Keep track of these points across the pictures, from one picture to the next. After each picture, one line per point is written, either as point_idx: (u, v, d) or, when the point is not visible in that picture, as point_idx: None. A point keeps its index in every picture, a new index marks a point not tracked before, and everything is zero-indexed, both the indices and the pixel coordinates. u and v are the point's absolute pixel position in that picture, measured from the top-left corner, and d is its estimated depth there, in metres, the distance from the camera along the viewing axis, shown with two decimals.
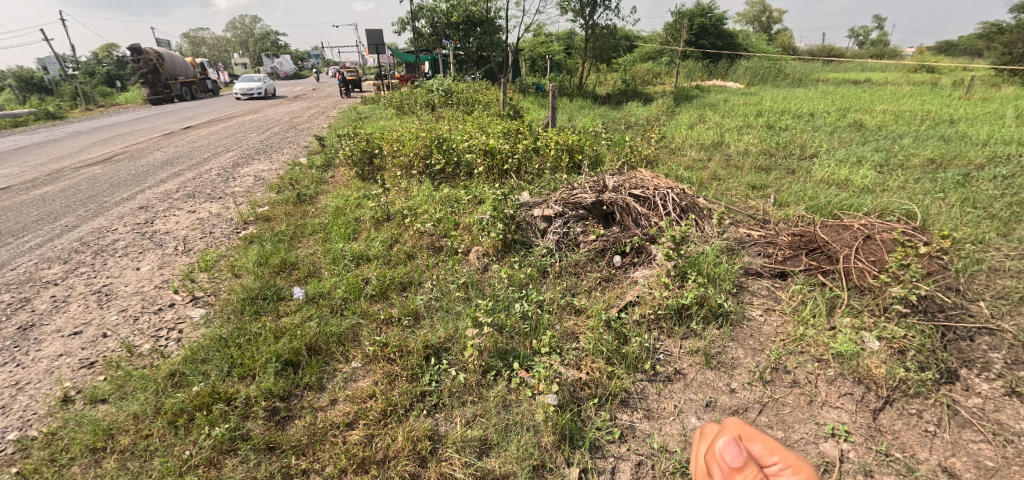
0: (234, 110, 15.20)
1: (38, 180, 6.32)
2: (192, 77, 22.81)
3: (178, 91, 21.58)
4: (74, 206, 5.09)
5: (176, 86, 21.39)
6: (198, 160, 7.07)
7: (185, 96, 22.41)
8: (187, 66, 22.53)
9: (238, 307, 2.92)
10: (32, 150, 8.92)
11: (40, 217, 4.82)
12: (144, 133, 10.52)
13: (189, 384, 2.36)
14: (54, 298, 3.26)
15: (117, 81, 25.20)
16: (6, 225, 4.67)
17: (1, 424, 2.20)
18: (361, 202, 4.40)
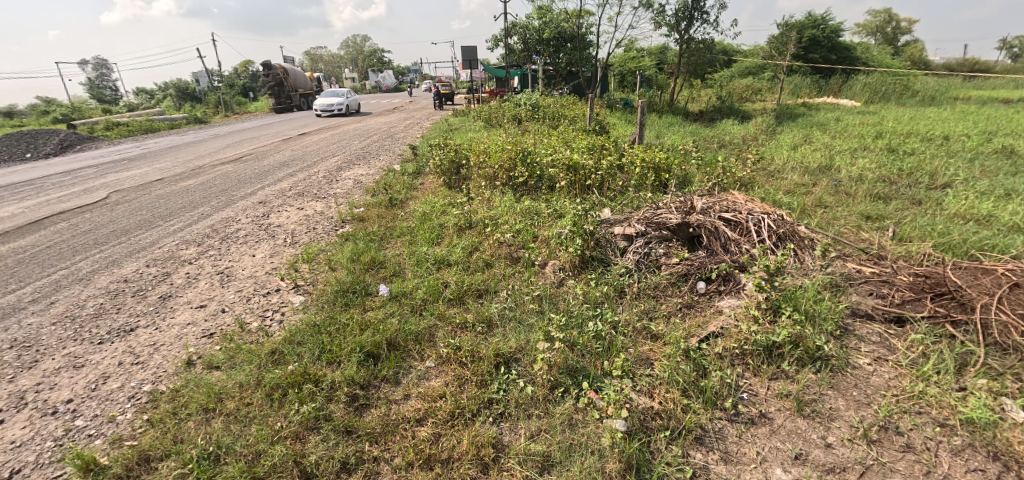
0: (341, 119, 16.86)
1: (187, 174, 7.52)
2: (309, 89, 25.79)
3: (298, 101, 24.51)
4: (209, 198, 5.95)
5: (297, 98, 24.37)
6: (309, 163, 7.93)
7: (303, 106, 25.39)
8: (306, 80, 25.53)
9: (332, 297, 3.20)
10: (185, 149, 10.66)
11: (183, 206, 5.70)
12: (268, 138, 12.08)
13: (285, 363, 2.62)
14: (188, 274, 3.84)
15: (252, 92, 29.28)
16: (158, 210, 5.59)
17: (141, 376, 2.62)
18: (446, 209, 4.63)
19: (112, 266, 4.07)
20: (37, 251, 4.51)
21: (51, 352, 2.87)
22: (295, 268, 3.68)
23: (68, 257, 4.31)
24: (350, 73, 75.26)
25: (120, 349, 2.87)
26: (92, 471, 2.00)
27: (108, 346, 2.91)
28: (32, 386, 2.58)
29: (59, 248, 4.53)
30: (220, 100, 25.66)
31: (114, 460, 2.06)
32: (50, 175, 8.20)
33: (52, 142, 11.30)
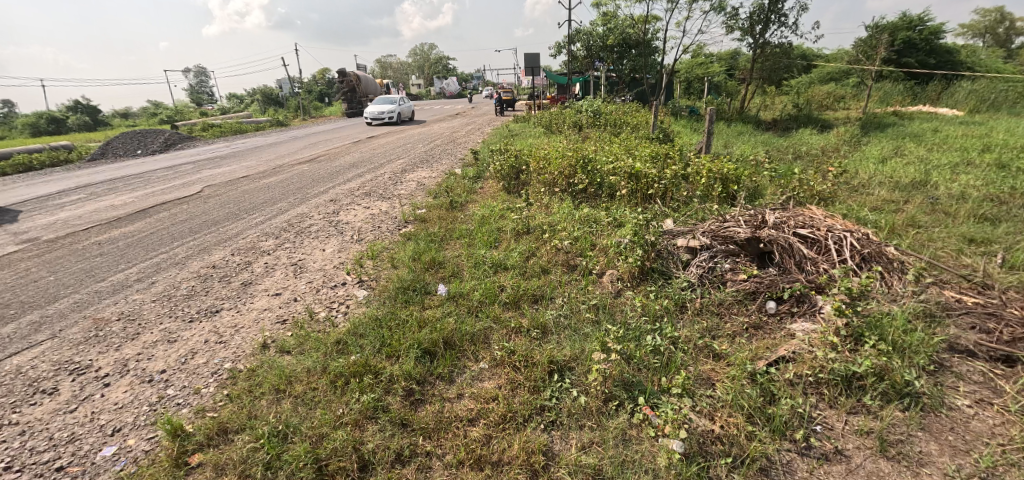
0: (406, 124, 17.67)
1: (268, 172, 8.21)
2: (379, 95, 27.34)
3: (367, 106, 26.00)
4: (287, 195, 6.45)
5: (366, 103, 25.86)
6: (375, 164, 8.37)
7: None
8: (376, 86, 27.05)
9: (394, 294, 3.34)
10: (267, 150, 11.66)
11: (264, 201, 6.22)
12: (340, 141, 12.91)
13: (348, 353, 2.77)
14: (265, 264, 4.18)
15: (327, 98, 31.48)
16: (243, 204, 6.13)
17: (224, 354, 2.88)
18: (504, 213, 4.70)
19: (203, 253, 4.53)
20: (144, 236, 5.12)
21: (151, 327, 3.24)
22: (361, 264, 3.89)
23: (167, 243, 4.84)
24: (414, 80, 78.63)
25: (207, 329, 3.17)
26: (180, 437, 2.23)
27: (198, 325, 3.23)
28: (135, 355, 2.92)
29: (161, 235, 5.11)
30: (299, 105, 27.82)
31: (198, 429, 2.28)
32: (156, 169, 9.28)
33: (159, 141, 12.78)
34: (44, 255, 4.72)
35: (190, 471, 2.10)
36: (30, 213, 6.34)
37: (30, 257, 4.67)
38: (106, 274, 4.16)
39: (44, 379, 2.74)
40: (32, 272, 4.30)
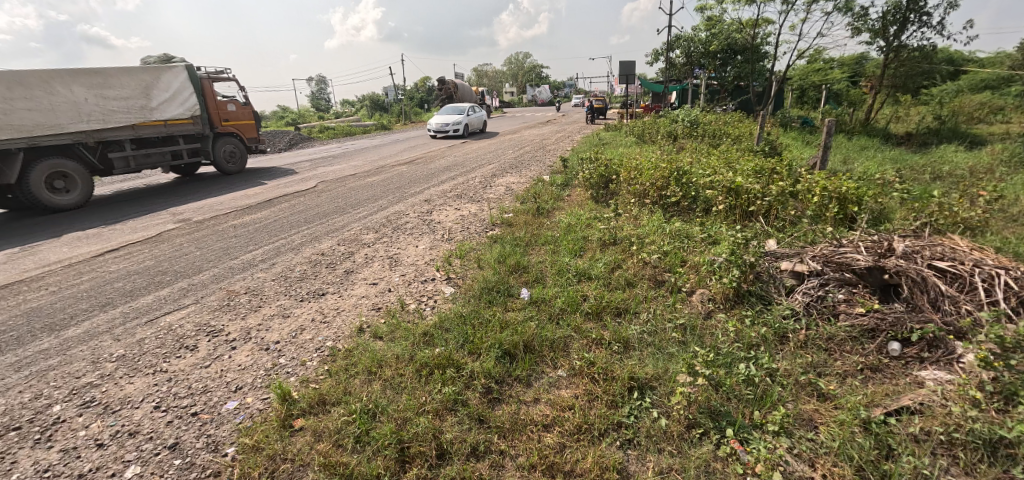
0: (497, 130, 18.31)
1: (372, 173, 9.04)
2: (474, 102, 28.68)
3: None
4: (387, 194, 7.02)
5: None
6: (467, 168, 8.80)
7: None
8: (472, 93, 28.40)
9: (479, 293, 3.49)
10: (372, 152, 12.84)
11: (368, 198, 6.83)
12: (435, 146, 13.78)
13: (434, 345, 2.93)
14: (365, 255, 4.59)
15: (426, 104, 33.75)
16: (350, 200, 6.80)
17: (328, 333, 3.22)
18: (590, 222, 4.67)
19: (315, 241, 5.10)
20: (269, 223, 5.91)
21: (271, 302, 3.72)
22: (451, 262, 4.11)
23: (287, 230, 5.55)
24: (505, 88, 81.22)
25: (315, 309, 3.57)
26: (288, 402, 2.53)
27: (307, 304, 3.65)
28: (256, 325, 3.38)
29: (282, 223, 5.87)
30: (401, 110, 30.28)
31: (302, 397, 2.57)
32: (282, 167, 10.70)
33: (285, 141, 14.64)
34: (195, 233, 5.66)
35: (294, 433, 2.38)
36: (187, 199, 7.66)
37: (185, 234, 5.64)
38: (239, 253, 4.87)
39: (190, 337, 3.28)
40: (186, 246, 5.19)
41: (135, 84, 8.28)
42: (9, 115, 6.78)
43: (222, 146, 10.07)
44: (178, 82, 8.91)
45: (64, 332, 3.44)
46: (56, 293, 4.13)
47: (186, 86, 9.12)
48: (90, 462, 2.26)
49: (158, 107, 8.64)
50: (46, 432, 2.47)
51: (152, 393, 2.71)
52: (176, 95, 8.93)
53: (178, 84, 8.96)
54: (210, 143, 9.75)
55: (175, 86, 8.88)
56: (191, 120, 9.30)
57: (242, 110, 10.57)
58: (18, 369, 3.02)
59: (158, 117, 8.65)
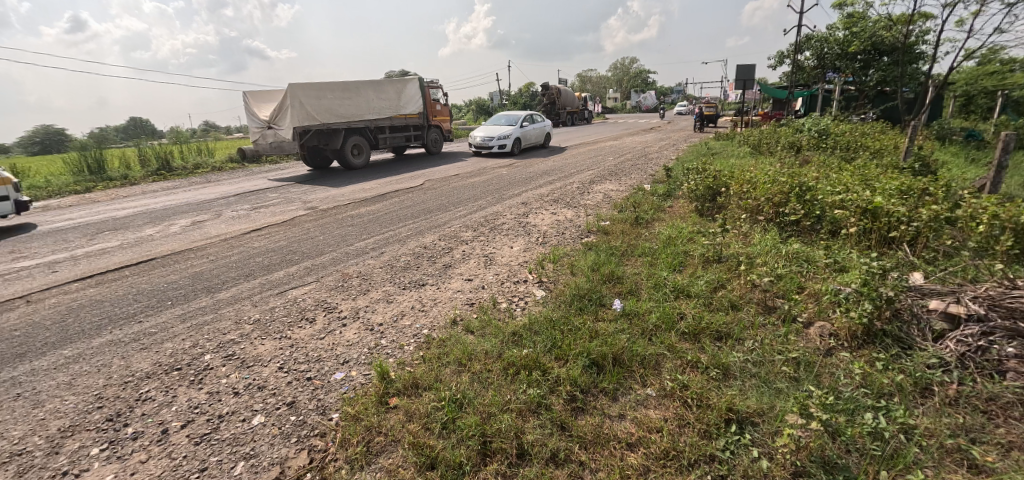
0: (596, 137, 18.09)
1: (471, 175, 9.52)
2: (576, 107, 28.79)
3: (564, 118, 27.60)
4: (486, 194, 7.34)
5: (563, 115, 27.57)
6: (565, 174, 8.83)
7: (568, 122, 28.57)
8: (574, 98, 28.52)
9: (569, 299, 3.47)
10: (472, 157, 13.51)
11: (468, 197, 7.19)
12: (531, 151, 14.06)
13: (522, 345, 2.98)
14: (462, 251, 4.83)
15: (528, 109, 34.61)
16: (452, 198, 7.22)
17: (425, 321, 3.44)
18: (693, 236, 4.41)
19: (419, 234, 5.50)
20: (380, 215, 6.51)
21: (377, 287, 4.09)
22: (543, 266, 4.16)
23: (395, 223, 6.06)
24: (605, 93, 79.92)
25: (415, 298, 3.84)
26: (385, 380, 2.75)
27: (409, 293, 3.94)
28: (364, 307, 3.74)
29: (391, 216, 6.42)
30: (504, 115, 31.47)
31: (397, 378, 2.77)
32: (393, 167, 11.75)
33: None
34: (319, 219, 6.45)
35: (388, 409, 2.57)
36: (314, 191, 8.76)
37: (312, 220, 6.44)
38: (354, 240, 5.44)
39: (311, 310, 3.73)
40: (312, 230, 5.93)
41: (395, 90, 12.68)
42: (342, 107, 11.30)
43: (432, 134, 14.26)
44: (417, 90, 13.27)
45: (217, 295, 4.14)
46: (213, 261, 4.99)
47: (418, 92, 13.52)
48: (228, 406, 2.68)
49: (404, 105, 13.01)
50: (200, 375, 2.98)
51: (278, 355, 3.13)
52: (413, 97, 13.26)
53: (414, 90, 13.37)
54: (426, 132, 13.93)
55: (414, 91, 13.28)
56: (418, 115, 13.61)
57: (443, 109, 14.96)
58: (185, 321, 3.70)
59: (405, 112, 13.02)
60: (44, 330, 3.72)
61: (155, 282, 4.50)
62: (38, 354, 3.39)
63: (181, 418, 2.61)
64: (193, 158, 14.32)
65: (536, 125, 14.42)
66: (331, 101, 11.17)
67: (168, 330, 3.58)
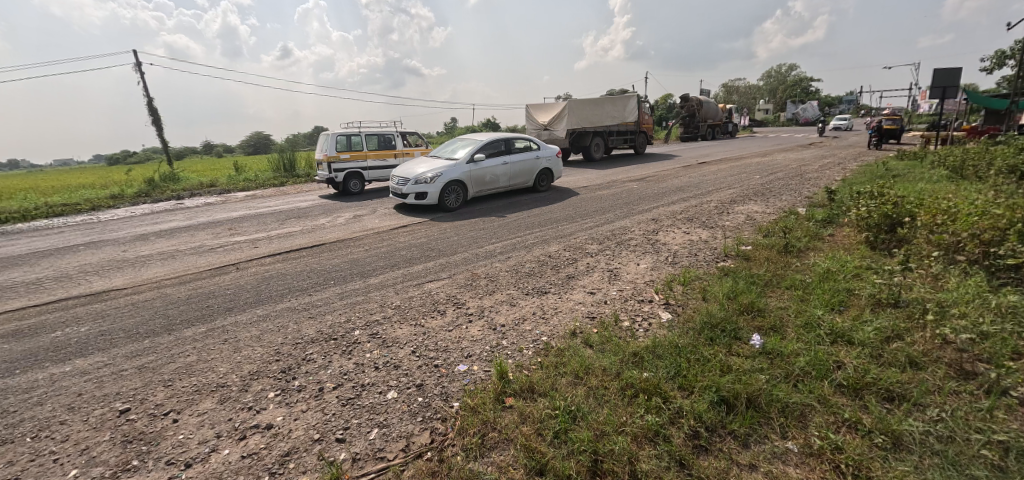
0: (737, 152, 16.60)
1: (599, 190, 9.58)
2: (717, 120, 26.96)
3: (704, 131, 26.00)
4: (614, 208, 7.29)
5: (702, 128, 25.95)
6: (701, 192, 8.32)
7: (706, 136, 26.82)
8: (717, 111, 26.69)
9: (699, 327, 3.25)
10: (598, 171, 13.51)
11: (596, 211, 7.22)
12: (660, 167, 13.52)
13: (643, 368, 2.86)
14: (587, 263, 4.85)
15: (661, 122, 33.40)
16: (580, 210, 7.32)
17: (547, 328, 3.53)
18: (859, 273, 3.79)
19: (545, 242, 5.68)
20: (509, 221, 6.88)
21: (503, 289, 4.33)
22: (672, 287, 3.98)
23: (523, 229, 6.35)
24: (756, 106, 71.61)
25: (538, 304, 3.97)
26: (504, 380, 2.88)
27: (532, 298, 4.09)
28: (490, 306, 3.98)
29: (519, 223, 6.74)
30: None
31: (515, 379, 2.89)
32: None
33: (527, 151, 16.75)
34: (456, 221, 7.09)
35: (504, 408, 2.68)
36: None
37: (448, 221, 7.11)
38: (485, 242, 5.83)
39: (443, 303, 4.10)
40: (448, 230, 6.53)
41: (629, 110, 18.38)
42: (590, 115, 17.45)
43: (638, 137, 19.06)
44: (636, 103, 18.48)
45: (368, 279, 4.80)
46: (366, 250, 5.81)
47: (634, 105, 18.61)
48: (370, 378, 3.08)
49: (626, 115, 18.36)
50: (350, 346, 3.48)
51: (412, 340, 3.50)
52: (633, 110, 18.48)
53: (634, 106, 18.58)
54: (637, 136, 18.90)
55: (632, 105, 18.44)
56: (632, 123, 18.72)
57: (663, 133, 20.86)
58: (343, 298, 4.37)
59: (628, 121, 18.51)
60: (245, 292, 4.74)
61: (322, 263, 5.40)
62: (241, 309, 4.33)
63: (334, 381, 3.08)
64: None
65: (516, 157, 9.18)
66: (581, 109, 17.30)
67: (330, 304, 4.27)
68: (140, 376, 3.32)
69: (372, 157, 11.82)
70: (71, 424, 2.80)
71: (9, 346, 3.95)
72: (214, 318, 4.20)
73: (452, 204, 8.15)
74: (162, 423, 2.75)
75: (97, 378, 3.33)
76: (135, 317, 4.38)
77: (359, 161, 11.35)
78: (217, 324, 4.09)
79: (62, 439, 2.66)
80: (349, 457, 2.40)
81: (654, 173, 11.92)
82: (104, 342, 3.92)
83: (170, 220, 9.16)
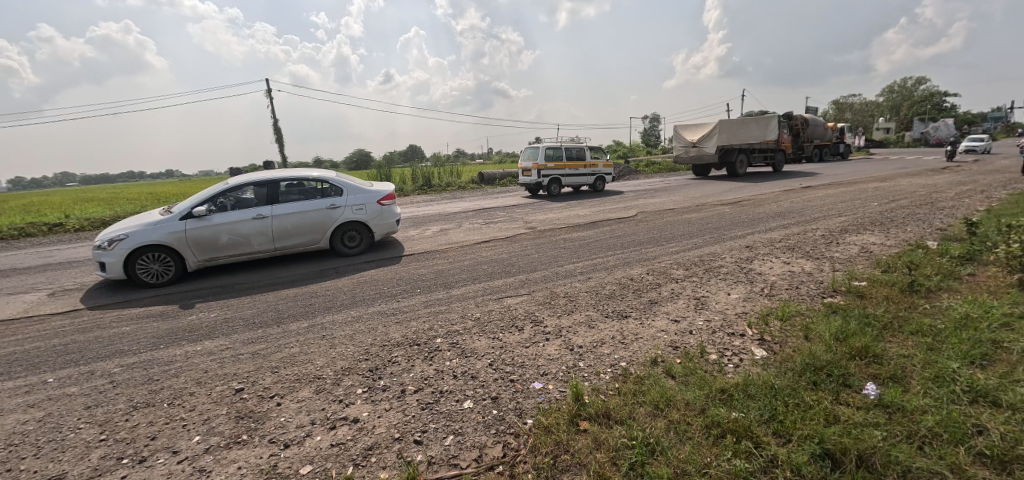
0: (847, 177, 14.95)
1: (686, 212, 9.19)
2: (825, 140, 24.57)
3: (808, 152, 23.79)
4: (703, 233, 6.97)
5: (807, 148, 23.74)
6: (805, 219, 7.65)
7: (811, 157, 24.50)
8: (825, 131, 24.38)
9: (799, 369, 2.97)
10: (684, 193, 12.98)
11: (682, 235, 6.96)
12: (755, 191, 12.59)
13: (731, 407, 2.66)
14: (671, 289, 4.66)
15: None
16: (664, 233, 7.10)
17: (629, 353, 3.45)
18: (1010, 322, 3.21)
19: (627, 264, 5.58)
20: (590, 241, 6.87)
21: (582, 310, 4.30)
22: (767, 322, 3.69)
23: (605, 250, 6.29)
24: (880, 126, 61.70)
25: (618, 327, 3.89)
26: (579, 402, 2.85)
27: (611, 321, 4.01)
28: (568, 326, 3.97)
29: (600, 243, 6.69)
30: None
31: (591, 403, 2.84)
32: (601, 200, 12.26)
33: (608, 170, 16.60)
34: (537, 238, 7.25)
35: (578, 431, 2.64)
36: (532, 215, 9.90)
37: (530, 238, 7.29)
38: (565, 261, 5.87)
39: (521, 319, 4.18)
40: (528, 248, 6.69)
41: (773, 132, 19.73)
42: (737, 133, 18.90)
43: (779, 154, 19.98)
44: (777, 124, 19.70)
45: (451, 290, 5.05)
46: (450, 262, 6.13)
47: (774, 125, 19.83)
48: (448, 385, 3.22)
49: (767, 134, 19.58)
50: (431, 353, 3.68)
51: (490, 353, 3.61)
52: (773, 129, 19.59)
53: (774, 125, 19.81)
54: (778, 153, 19.87)
55: (773, 125, 19.69)
56: (772, 142, 19.91)
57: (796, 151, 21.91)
58: (427, 306, 4.65)
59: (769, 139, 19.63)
60: (342, 293, 5.23)
61: (410, 272, 5.80)
62: (338, 309, 4.79)
63: (415, 384, 3.26)
64: (448, 180, 20.05)
65: (297, 211, 6.64)
66: (728, 129, 18.86)
67: (417, 310, 4.56)
68: (252, 361, 3.79)
69: (569, 167, 15.31)
70: (197, 397, 3.27)
71: (157, 324, 4.74)
72: (317, 315, 4.69)
73: (152, 278, 5.89)
74: (268, 405, 3.11)
75: (220, 358, 3.87)
76: (251, 308, 5.03)
77: (560, 170, 14.80)
78: (318, 320, 4.56)
79: (190, 408, 3.12)
80: (425, 459, 2.50)
81: (748, 197, 11.15)
82: (227, 328, 4.54)
83: None
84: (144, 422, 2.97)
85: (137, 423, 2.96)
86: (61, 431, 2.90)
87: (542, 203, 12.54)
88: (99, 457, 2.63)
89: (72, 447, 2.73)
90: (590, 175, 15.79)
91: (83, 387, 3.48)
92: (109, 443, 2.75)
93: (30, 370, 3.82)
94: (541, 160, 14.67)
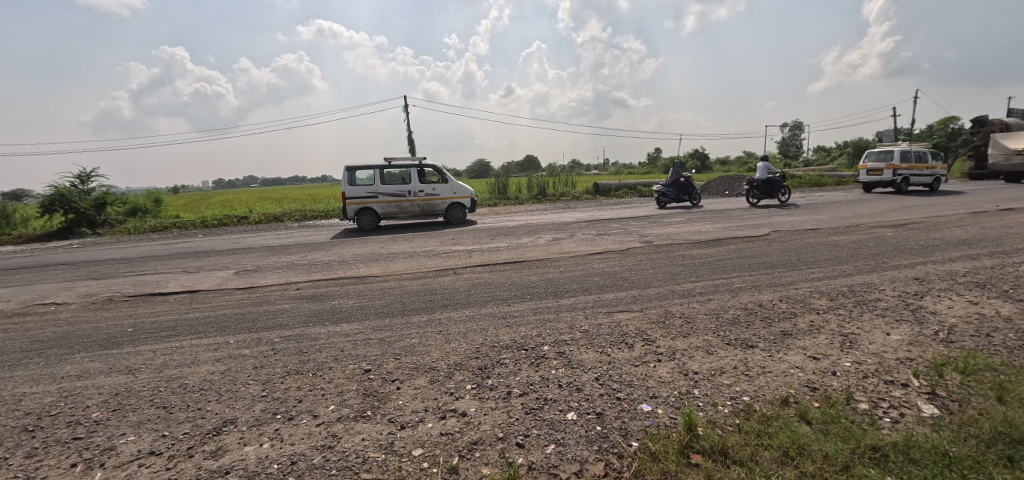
0: None
1: (834, 232, 8.01)
2: None
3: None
4: (856, 259, 6.01)
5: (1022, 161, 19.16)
6: (1005, 248, 6.16)
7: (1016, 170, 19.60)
8: None
9: (987, 439, 2.37)
10: (830, 211, 11.34)
11: (828, 259, 6.08)
12: (927, 211, 10.51)
13: (886, 470, 2.23)
14: (811, 321, 4.07)
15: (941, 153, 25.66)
16: (805, 256, 6.27)
17: (755, 389, 3.09)
18: None
19: (756, 289, 5.03)
20: (714, 260, 6.37)
21: (700, 333, 4.00)
22: (940, 376, 3.03)
23: (730, 271, 5.76)
24: None
25: (740, 358, 3.51)
26: (691, 432, 2.64)
27: (733, 350, 3.65)
28: (682, 350, 3.72)
29: (726, 262, 6.16)
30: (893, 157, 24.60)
31: (706, 436, 2.61)
32: (726, 215, 11.31)
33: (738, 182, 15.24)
34: (653, 253, 6.95)
35: (689, 464, 2.45)
36: (649, 228, 9.54)
37: (645, 253, 7.02)
38: (683, 279, 5.53)
39: (631, 337, 4.03)
40: (643, 262, 6.45)
41: None
42: None
43: None
44: None
45: (560, 299, 5.10)
46: (561, 271, 6.20)
47: None
48: (553, 393, 3.25)
49: None
50: (538, 359, 3.76)
51: (597, 367, 3.56)
52: None
53: None
54: None
55: None
56: None
57: None
58: (536, 313, 4.76)
59: None
60: (459, 293, 5.63)
61: (523, 278, 6.01)
62: (455, 307, 5.17)
63: (520, 388, 3.36)
64: (561, 189, 20.49)
65: None
66: None
67: (525, 316, 4.69)
68: (380, 346, 4.29)
69: (920, 169, 16.92)
70: (334, 371, 3.81)
71: (309, 305, 5.63)
72: (436, 311, 5.11)
73: None
74: (389, 387, 3.48)
75: (354, 340, 4.45)
76: (381, 299, 5.69)
77: (914, 170, 16.48)
78: (436, 315, 4.98)
79: (328, 380, 3.64)
80: (526, 464, 2.55)
81: (920, 218, 9.32)
82: (361, 314, 5.19)
83: (408, 228, 11.58)
84: (293, 386, 3.56)
85: (289, 386, 3.56)
86: (235, 384, 3.61)
87: (659, 216, 12.01)
88: (261, 410, 3.21)
89: (242, 397, 3.39)
90: (932, 175, 17.23)
91: (253, 350, 4.30)
92: (268, 400, 3.35)
93: (219, 331, 4.83)
94: (895, 161, 16.71)
